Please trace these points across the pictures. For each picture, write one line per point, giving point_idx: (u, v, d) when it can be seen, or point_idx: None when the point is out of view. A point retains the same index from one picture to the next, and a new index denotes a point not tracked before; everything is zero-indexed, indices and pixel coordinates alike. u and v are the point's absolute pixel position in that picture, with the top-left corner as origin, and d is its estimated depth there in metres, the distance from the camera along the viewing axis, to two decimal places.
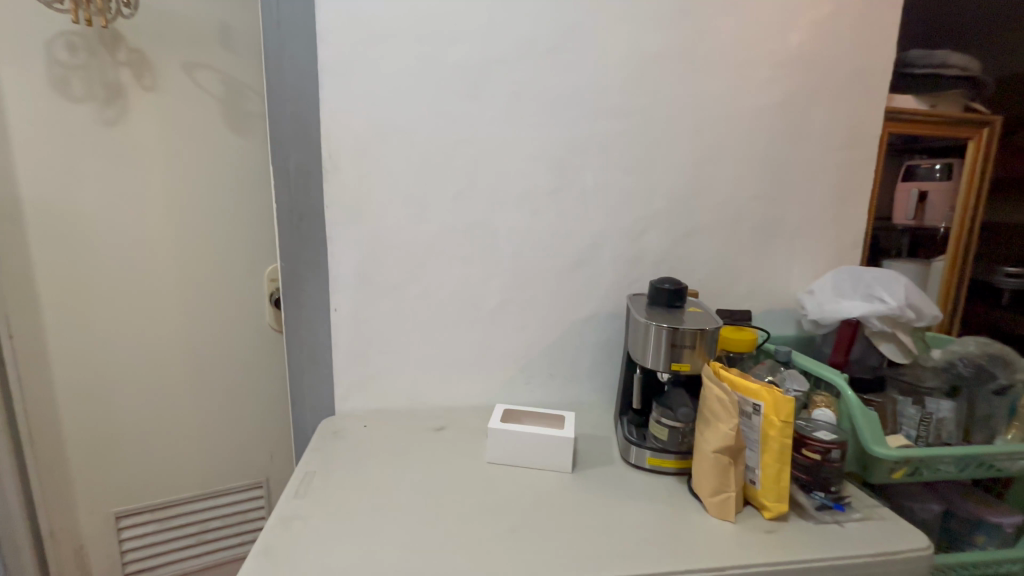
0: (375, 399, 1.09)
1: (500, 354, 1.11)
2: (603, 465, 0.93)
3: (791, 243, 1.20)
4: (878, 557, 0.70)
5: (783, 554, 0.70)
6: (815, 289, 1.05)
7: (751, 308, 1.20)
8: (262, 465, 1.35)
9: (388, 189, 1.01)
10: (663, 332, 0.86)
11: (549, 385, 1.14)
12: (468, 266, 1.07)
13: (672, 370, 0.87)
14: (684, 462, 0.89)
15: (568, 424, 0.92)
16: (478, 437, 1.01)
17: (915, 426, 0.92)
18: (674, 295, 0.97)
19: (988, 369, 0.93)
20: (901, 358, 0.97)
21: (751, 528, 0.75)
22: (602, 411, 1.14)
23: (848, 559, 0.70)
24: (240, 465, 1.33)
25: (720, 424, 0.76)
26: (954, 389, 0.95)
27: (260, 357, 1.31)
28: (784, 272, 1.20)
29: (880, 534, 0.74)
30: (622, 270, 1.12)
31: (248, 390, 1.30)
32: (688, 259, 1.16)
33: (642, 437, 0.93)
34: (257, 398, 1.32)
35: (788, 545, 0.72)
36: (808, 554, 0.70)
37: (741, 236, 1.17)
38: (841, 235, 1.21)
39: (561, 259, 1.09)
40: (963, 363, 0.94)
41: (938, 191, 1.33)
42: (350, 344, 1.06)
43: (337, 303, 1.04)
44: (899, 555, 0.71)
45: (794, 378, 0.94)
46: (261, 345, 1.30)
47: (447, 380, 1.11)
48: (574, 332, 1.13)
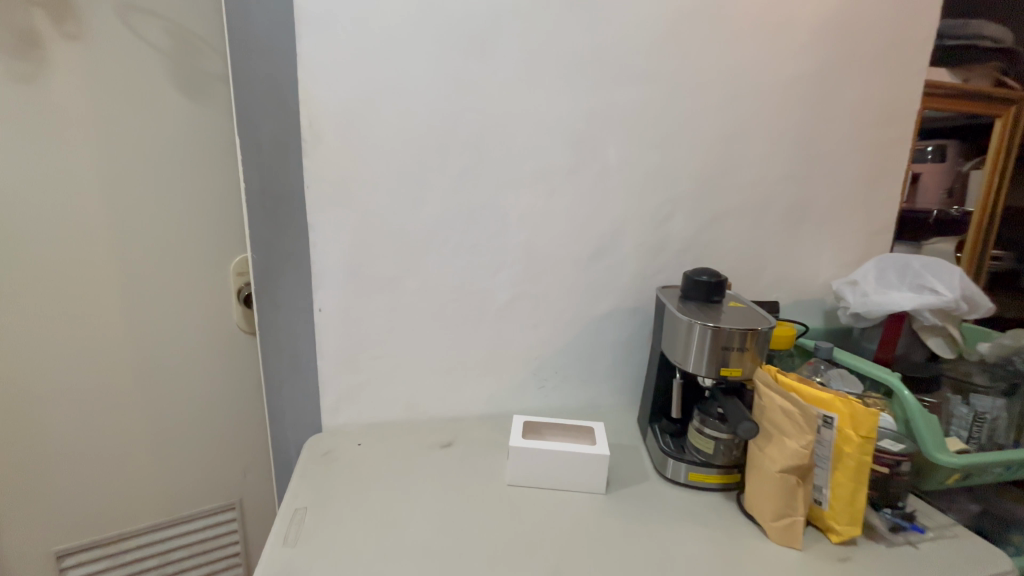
0: (370, 411, 0.94)
1: (510, 355, 0.98)
2: (636, 481, 0.83)
3: (822, 226, 1.10)
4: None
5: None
6: (858, 277, 0.96)
7: (779, 299, 1.10)
8: (234, 485, 1.19)
9: (384, 165, 0.85)
10: (709, 334, 0.75)
11: (564, 388, 1.02)
12: (475, 256, 0.93)
13: (719, 376, 0.76)
14: (729, 476, 0.80)
15: (599, 438, 0.80)
16: (492, 454, 0.89)
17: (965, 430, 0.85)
18: (712, 288, 0.86)
19: None
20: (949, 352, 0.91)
21: (820, 555, 0.66)
22: (623, 415, 1.03)
23: None
24: (207, 487, 1.16)
25: (788, 440, 0.66)
26: (1011, 387, 0.87)
27: (227, 362, 1.13)
28: (814, 259, 1.11)
29: (960, 557, 0.66)
30: (646, 259, 1.00)
31: (213, 400, 1.13)
32: (718, 246, 1.05)
33: (679, 448, 0.83)
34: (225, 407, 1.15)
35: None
36: None
37: (772, 221, 1.07)
38: (873, 218, 1.12)
39: (579, 247, 0.97)
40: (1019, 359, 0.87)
41: (932, 173, 1.22)
42: (339, 348, 0.90)
43: (322, 301, 0.88)
44: None
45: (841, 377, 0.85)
46: (228, 349, 1.12)
47: (451, 386, 0.97)
48: (591, 329, 1.01)
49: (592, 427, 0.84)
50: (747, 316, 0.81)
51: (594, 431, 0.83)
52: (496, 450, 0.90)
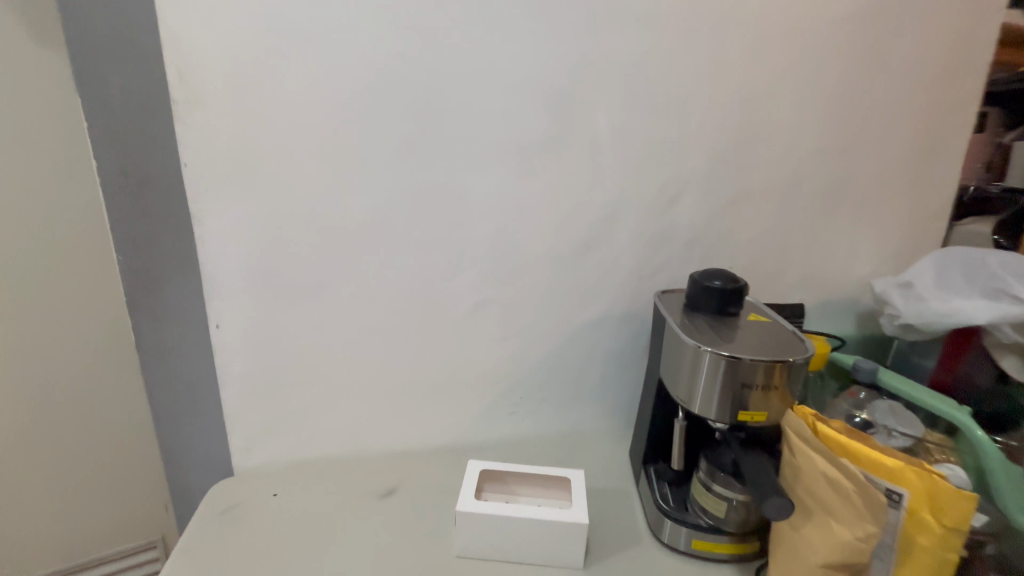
0: (296, 449, 0.76)
1: (474, 376, 0.79)
2: (624, 547, 0.64)
3: (864, 211, 0.88)
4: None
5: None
6: (913, 279, 0.75)
7: (805, 301, 0.90)
8: (152, 520, 1.01)
9: (294, 137, 0.64)
10: (722, 368, 0.56)
11: (541, 414, 0.83)
12: (423, 254, 0.72)
13: (735, 422, 0.58)
14: (744, 546, 0.61)
15: (576, 496, 0.62)
16: (446, 506, 0.70)
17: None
18: (728, 296, 0.66)
19: None
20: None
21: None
22: (615, 445, 0.84)
23: None
24: (119, 525, 0.98)
25: (836, 524, 0.47)
26: None
27: (129, 381, 0.92)
28: (851, 251, 0.90)
29: None
30: (642, 255, 0.80)
31: (122, 427, 0.93)
32: (732, 237, 0.84)
33: (679, 505, 0.65)
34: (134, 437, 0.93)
35: None
36: None
37: (802, 205, 0.85)
38: (927, 200, 0.90)
39: (558, 241, 0.76)
40: None
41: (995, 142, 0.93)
42: (250, 373, 0.71)
43: (223, 315, 0.68)
44: None
45: (890, 411, 0.66)
46: (129, 357, 0.91)
47: (400, 416, 0.78)
48: (574, 342, 0.81)
49: (570, 477, 0.66)
50: (775, 338, 0.61)
51: (572, 484, 0.64)
52: (452, 500, 0.71)
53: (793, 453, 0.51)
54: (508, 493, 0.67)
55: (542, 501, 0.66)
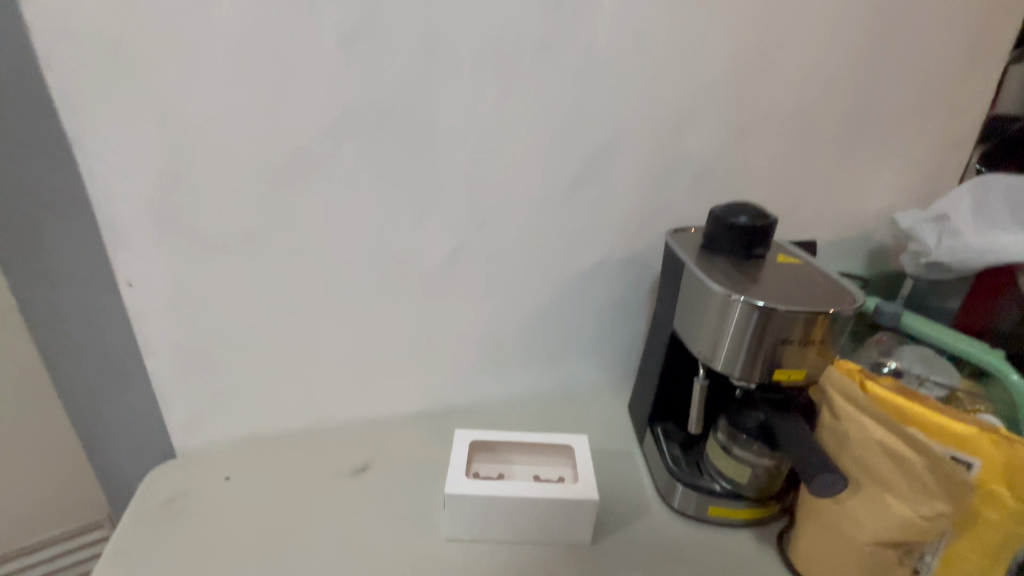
0: (249, 423, 0.65)
1: (453, 336, 0.68)
2: (629, 515, 0.59)
3: (893, 136, 0.77)
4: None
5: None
6: (946, 210, 0.67)
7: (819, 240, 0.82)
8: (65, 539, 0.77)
9: (193, 34, 0.48)
10: (755, 321, 0.48)
11: (530, 372, 0.74)
12: (385, 193, 0.58)
13: (768, 381, 0.50)
14: (763, 511, 0.56)
15: (582, 469, 0.54)
16: (429, 482, 0.62)
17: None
18: (754, 236, 0.56)
19: None
20: None
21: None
22: (611, 400, 0.77)
23: None
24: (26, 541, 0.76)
25: (893, 499, 0.41)
26: None
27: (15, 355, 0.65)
28: (872, 181, 0.79)
29: None
30: (648, 190, 0.67)
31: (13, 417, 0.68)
32: (748, 168, 0.71)
33: (693, 468, 0.59)
34: (46, 433, 0.71)
35: None
36: None
37: (825, 128, 0.73)
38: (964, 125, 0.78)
39: (549, 175, 0.63)
40: None
41: None
42: (180, 341, 0.59)
43: (135, 270, 0.55)
44: None
45: (918, 359, 0.60)
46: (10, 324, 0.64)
47: (367, 382, 0.68)
48: (568, 295, 0.70)
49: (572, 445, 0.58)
50: (810, 285, 0.52)
51: (575, 454, 0.57)
52: (435, 474, 0.63)
53: (840, 418, 0.44)
54: (502, 462, 0.59)
55: (541, 470, 0.59)
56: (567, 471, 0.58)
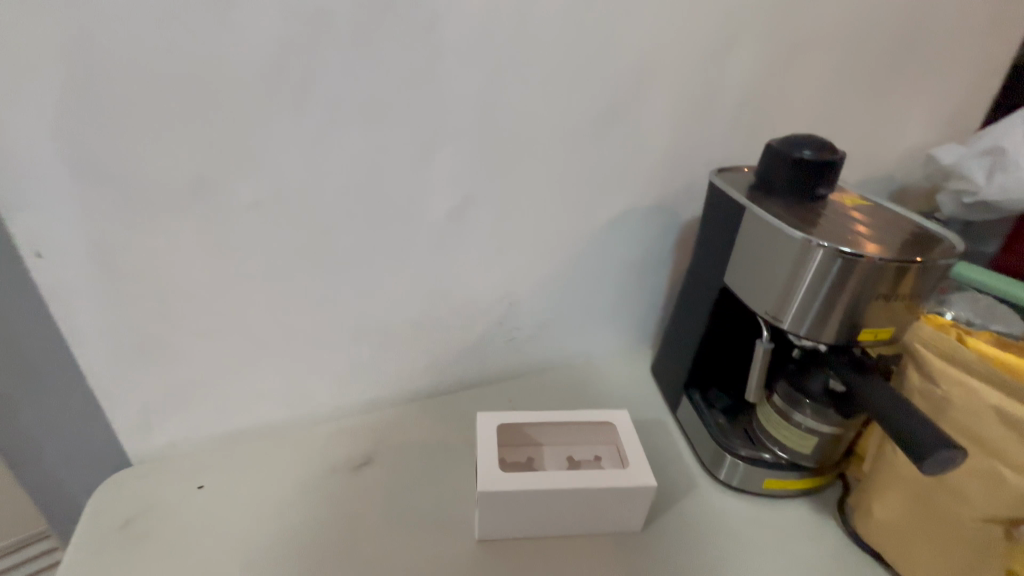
0: (222, 418, 0.55)
1: (459, 303, 0.58)
2: (674, 491, 0.53)
3: (951, 57, 0.66)
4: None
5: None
6: (996, 142, 0.60)
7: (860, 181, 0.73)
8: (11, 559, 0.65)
9: None
10: (837, 274, 0.40)
11: (546, 339, 0.66)
12: (372, 129, 0.45)
13: (848, 341, 0.43)
14: (819, 479, 0.51)
15: (630, 451, 0.47)
16: (445, 471, 0.54)
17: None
18: (818, 173, 0.47)
19: None
20: None
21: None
22: (632, 363, 0.71)
23: None
24: None
25: (1005, 469, 0.37)
26: None
27: None
28: (923, 114, 0.69)
29: None
30: (687, 123, 0.56)
31: None
32: (799, 96, 0.60)
33: (742, 437, 0.53)
34: None
35: None
36: None
37: (883, 48, 0.61)
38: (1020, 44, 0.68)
39: (573, 105, 0.51)
40: None
41: None
42: (119, 329, 0.46)
43: (42, 237, 0.41)
44: None
45: (973, 307, 0.53)
46: None
47: (361, 361, 0.58)
48: (590, 251, 0.61)
49: (611, 422, 0.51)
50: (889, 231, 0.44)
51: (618, 431, 0.50)
52: (451, 461, 0.55)
53: (937, 381, 0.40)
54: (530, 444, 0.52)
55: (574, 449, 0.52)
56: (603, 449, 0.52)
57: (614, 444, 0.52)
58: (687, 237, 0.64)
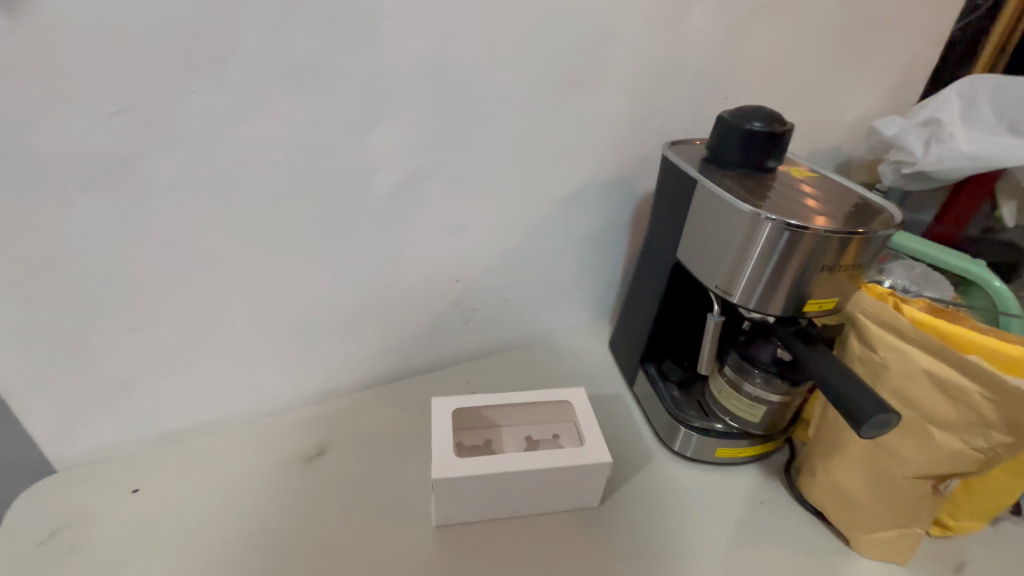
0: (159, 416, 0.51)
1: (412, 286, 0.56)
2: (631, 464, 0.54)
3: (896, 28, 0.66)
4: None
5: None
6: (935, 114, 0.62)
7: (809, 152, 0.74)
8: None
9: None
10: (784, 246, 0.40)
11: (504, 319, 0.65)
12: (302, 100, 0.41)
13: (794, 313, 0.43)
14: (768, 445, 0.53)
15: (586, 428, 0.47)
16: (403, 459, 0.53)
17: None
18: (769, 145, 0.46)
19: None
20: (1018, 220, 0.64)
21: (931, 569, 0.46)
22: (591, 340, 0.71)
23: None
24: None
25: (936, 430, 0.39)
26: None
27: None
28: (868, 85, 0.70)
29: None
30: (641, 94, 0.54)
31: None
32: (752, 66, 0.59)
33: (695, 409, 0.54)
34: None
35: None
36: None
37: (832, 18, 0.61)
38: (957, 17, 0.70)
39: (523, 75, 0.48)
40: None
41: None
42: (26, 327, 0.42)
43: None
44: None
45: (910, 276, 0.57)
46: None
47: (309, 349, 0.55)
48: (545, 228, 0.59)
49: (569, 400, 0.50)
50: (833, 202, 0.45)
51: (575, 409, 0.49)
52: (409, 448, 0.54)
53: (876, 349, 0.41)
54: (488, 427, 0.52)
55: (533, 429, 0.52)
56: (562, 427, 0.52)
57: (571, 422, 0.52)
58: (644, 211, 0.64)
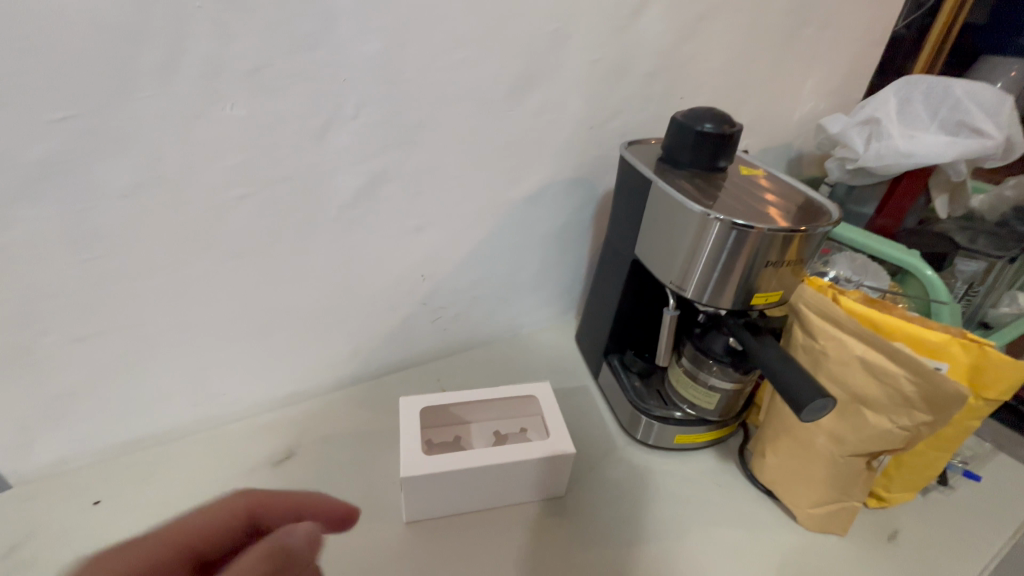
0: (120, 425, 0.51)
1: (376, 287, 0.56)
2: (595, 454, 0.56)
3: (838, 30, 0.70)
4: (1013, 541, 0.51)
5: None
6: (874, 112, 0.65)
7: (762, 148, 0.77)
8: None
9: None
10: (732, 244, 0.42)
11: (470, 316, 0.66)
12: (256, 104, 0.41)
13: (744, 306, 0.46)
14: (723, 429, 0.56)
15: (550, 421, 0.48)
16: (373, 458, 0.54)
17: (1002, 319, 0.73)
18: (719, 146, 0.48)
19: None
20: (942, 211, 0.70)
21: (869, 538, 0.50)
22: (556, 334, 0.73)
23: (988, 559, 0.49)
24: None
25: (868, 411, 0.42)
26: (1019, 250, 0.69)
27: None
28: (814, 84, 0.73)
29: (999, 487, 0.56)
30: (597, 95, 0.56)
31: None
32: (702, 67, 0.61)
33: (655, 398, 0.56)
34: None
35: (917, 563, 0.48)
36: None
37: (778, 21, 0.64)
38: (900, 13, 0.74)
39: (480, 78, 0.48)
40: None
41: None
42: None
43: None
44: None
45: (852, 267, 0.60)
46: None
47: (273, 353, 0.55)
48: (508, 227, 0.60)
49: (534, 395, 0.52)
50: (779, 200, 0.47)
51: (540, 403, 0.51)
52: (378, 447, 0.55)
53: (816, 338, 0.45)
54: (456, 423, 0.53)
55: (500, 423, 0.54)
56: (529, 420, 0.54)
57: (537, 415, 0.54)
58: (604, 208, 0.66)
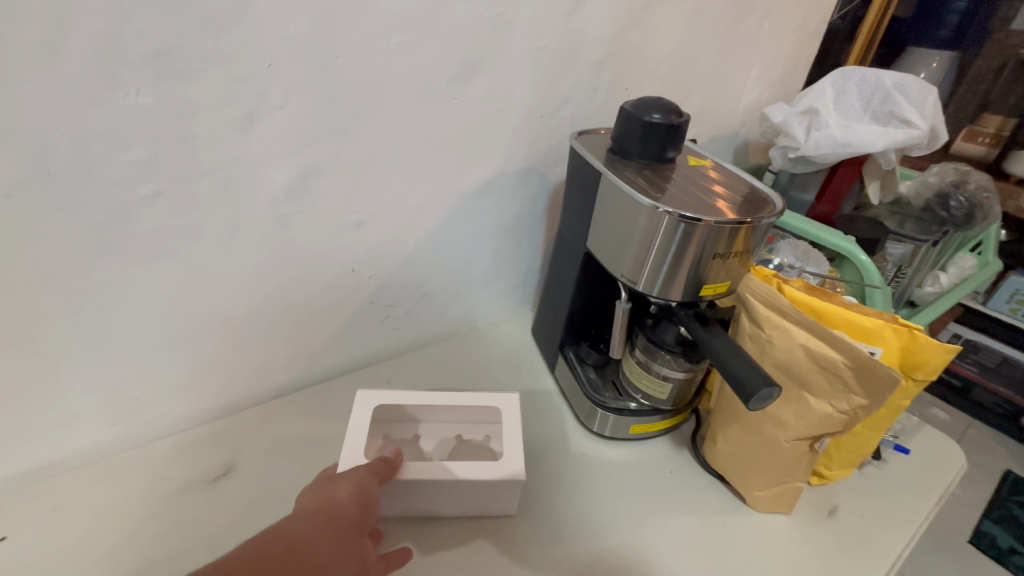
0: (28, 450, 0.46)
1: (321, 287, 0.53)
2: (552, 448, 0.56)
3: (779, 20, 0.71)
4: (937, 506, 0.55)
5: (863, 555, 0.49)
6: (814, 103, 0.67)
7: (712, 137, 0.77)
8: None
9: None
10: (681, 237, 0.42)
11: (422, 313, 0.64)
12: (165, 90, 0.37)
13: (694, 298, 0.46)
14: (676, 417, 0.57)
15: (507, 437, 0.46)
16: (320, 465, 0.51)
17: (926, 296, 0.79)
18: (668, 137, 0.48)
19: (979, 205, 0.75)
20: (874, 197, 0.73)
21: (811, 514, 0.52)
22: (509, 327, 0.72)
23: (917, 526, 0.52)
24: None
25: (811, 398, 0.44)
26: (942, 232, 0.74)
27: None
28: (757, 73, 0.75)
29: (926, 457, 0.60)
30: (545, 83, 0.54)
31: None
32: (651, 54, 0.61)
33: (610, 390, 0.57)
34: None
35: (856, 536, 0.51)
36: (887, 549, 0.50)
37: (722, 9, 0.64)
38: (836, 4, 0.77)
39: (424, 63, 0.46)
40: (959, 199, 0.74)
41: None
42: None
43: None
44: (948, 490, 0.57)
45: (795, 253, 0.62)
46: None
47: (208, 361, 0.51)
48: (457, 221, 0.58)
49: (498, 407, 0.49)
50: (726, 191, 0.47)
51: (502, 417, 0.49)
52: (327, 453, 0.52)
53: (763, 328, 0.45)
54: (410, 422, 0.51)
55: (461, 427, 0.52)
56: (492, 428, 0.52)
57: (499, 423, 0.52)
58: (555, 198, 0.64)
